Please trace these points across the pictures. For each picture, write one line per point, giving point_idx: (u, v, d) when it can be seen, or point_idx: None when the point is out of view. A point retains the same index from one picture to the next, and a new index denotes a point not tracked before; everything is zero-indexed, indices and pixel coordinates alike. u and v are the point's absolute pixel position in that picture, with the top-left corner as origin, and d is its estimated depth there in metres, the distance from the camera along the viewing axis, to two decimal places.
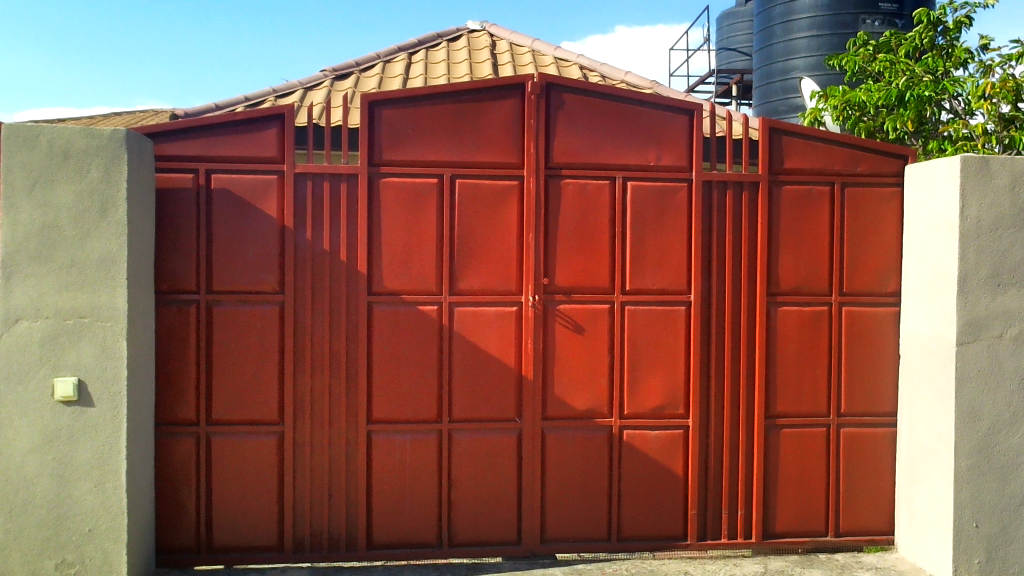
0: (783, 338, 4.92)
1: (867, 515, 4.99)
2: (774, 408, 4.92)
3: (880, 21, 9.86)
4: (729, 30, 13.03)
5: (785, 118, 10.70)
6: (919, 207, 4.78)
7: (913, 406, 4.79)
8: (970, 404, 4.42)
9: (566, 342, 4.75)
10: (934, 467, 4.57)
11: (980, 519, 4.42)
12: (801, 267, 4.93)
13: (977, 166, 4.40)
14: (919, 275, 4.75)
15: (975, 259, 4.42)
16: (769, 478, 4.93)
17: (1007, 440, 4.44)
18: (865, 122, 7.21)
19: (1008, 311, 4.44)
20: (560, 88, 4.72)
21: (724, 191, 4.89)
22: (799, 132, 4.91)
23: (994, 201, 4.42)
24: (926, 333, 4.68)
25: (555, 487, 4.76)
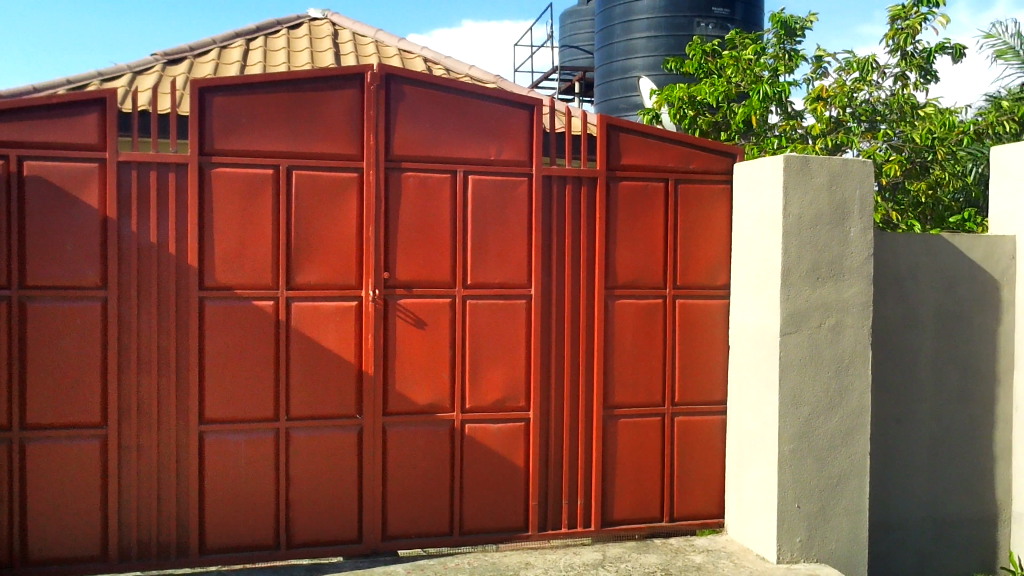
0: (620, 330, 5.04)
1: (699, 500, 5.18)
2: (612, 399, 5.03)
3: (713, 24, 10.39)
4: (572, 28, 13.31)
5: (625, 116, 10.99)
6: (746, 204, 5.00)
7: (740, 394, 5.01)
8: (792, 391, 4.66)
9: (406, 336, 4.70)
10: (760, 452, 4.80)
11: (802, 500, 4.68)
12: (637, 261, 5.06)
13: (798, 165, 4.64)
14: (747, 269, 4.97)
15: (796, 253, 4.66)
16: (607, 468, 5.04)
17: (826, 424, 4.73)
18: (704, 119, 7.58)
19: (826, 303, 4.72)
20: (400, 80, 4.66)
21: (563, 186, 4.95)
22: (635, 129, 5.03)
23: (813, 198, 4.69)
24: (752, 325, 4.90)
25: (396, 483, 4.71)
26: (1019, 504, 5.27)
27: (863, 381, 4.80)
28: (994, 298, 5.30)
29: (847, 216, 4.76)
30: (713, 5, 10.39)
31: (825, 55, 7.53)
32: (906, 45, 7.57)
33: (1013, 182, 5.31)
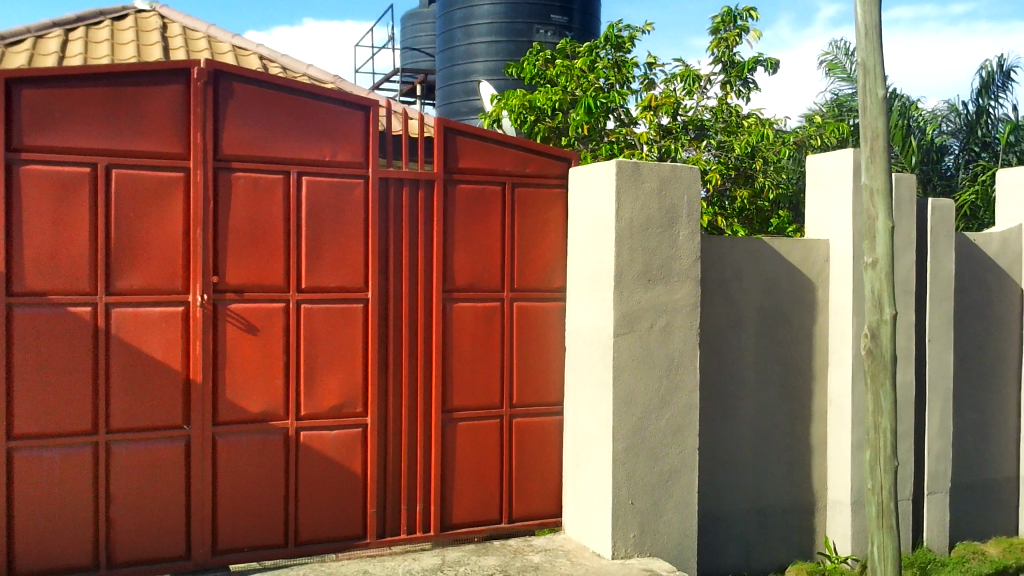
0: (458, 333, 5.04)
1: (537, 500, 5.24)
2: (451, 402, 5.02)
3: (551, 32, 10.58)
4: (413, 30, 13.26)
5: (465, 120, 11.04)
6: (580, 208, 5.10)
7: (576, 394, 5.11)
8: (626, 391, 4.79)
9: (237, 343, 4.54)
10: (594, 451, 4.90)
11: (635, 496, 4.82)
12: (475, 264, 5.07)
13: (630, 170, 4.78)
14: (582, 271, 5.06)
15: (628, 256, 4.79)
16: (446, 471, 5.02)
17: (657, 422, 4.88)
18: (541, 125, 7.72)
19: (657, 304, 4.88)
20: (229, 76, 4.49)
21: (400, 188, 4.90)
22: (471, 133, 5.05)
23: (645, 203, 4.84)
24: (587, 326, 5.00)
25: (227, 495, 4.53)
26: (834, 492, 5.61)
27: (691, 379, 5.00)
28: (810, 299, 5.63)
29: (676, 220, 4.94)
30: (551, 13, 10.59)
31: (655, 65, 7.80)
32: (728, 56, 7.94)
33: (825, 189, 5.67)
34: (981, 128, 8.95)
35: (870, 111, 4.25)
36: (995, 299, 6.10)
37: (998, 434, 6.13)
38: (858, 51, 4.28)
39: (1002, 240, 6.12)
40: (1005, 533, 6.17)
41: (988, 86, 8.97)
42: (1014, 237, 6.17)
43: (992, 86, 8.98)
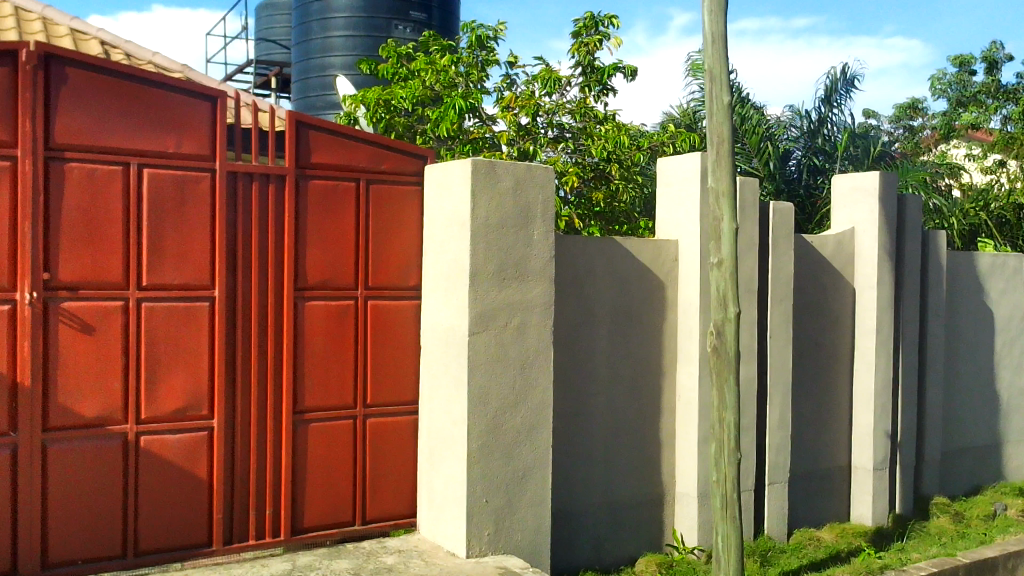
0: (309, 332, 4.91)
1: (391, 500, 5.18)
2: (302, 403, 4.89)
3: (410, 28, 10.51)
4: (267, 21, 12.90)
5: (322, 114, 10.82)
6: (435, 205, 5.06)
7: (430, 393, 5.07)
8: (480, 389, 4.79)
9: (70, 343, 4.28)
10: (449, 449, 4.88)
11: (489, 495, 4.82)
12: (327, 261, 4.95)
13: (485, 168, 4.78)
14: (437, 270, 5.03)
15: (483, 255, 4.79)
16: (296, 474, 4.89)
17: (511, 420, 4.91)
18: (399, 121, 7.66)
19: (511, 303, 4.91)
20: (62, 61, 4.23)
21: (249, 182, 4.74)
22: (324, 127, 4.93)
23: (499, 201, 4.85)
24: (442, 324, 4.97)
25: (60, 504, 4.27)
26: (681, 485, 5.79)
27: (545, 376, 5.05)
28: (659, 297, 5.78)
29: (530, 219, 4.98)
30: (410, 9, 10.52)
31: (516, 65, 7.85)
32: (588, 61, 8.07)
33: (674, 191, 5.84)
34: (821, 136, 9.42)
35: (717, 117, 4.42)
36: (829, 298, 6.43)
37: (831, 426, 6.47)
38: (705, 58, 4.43)
39: (836, 243, 6.46)
40: (838, 519, 6.52)
41: (831, 94, 9.46)
42: (847, 240, 6.53)
43: (834, 94, 9.48)
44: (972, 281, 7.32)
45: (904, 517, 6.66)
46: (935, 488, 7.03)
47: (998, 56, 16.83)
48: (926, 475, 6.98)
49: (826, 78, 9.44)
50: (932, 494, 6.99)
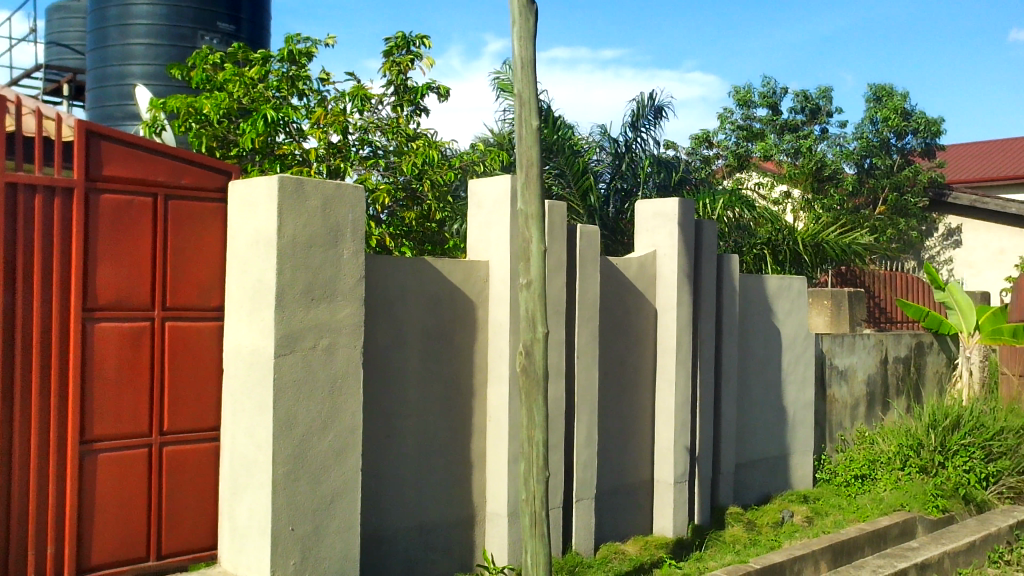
0: (99, 356, 4.60)
1: (190, 533, 4.90)
2: (90, 432, 4.56)
3: (218, 39, 10.16)
4: (59, 24, 12.12)
5: (120, 125, 10.25)
6: (239, 223, 4.87)
7: (234, 418, 4.85)
8: (286, 413, 4.63)
9: None
10: (253, 477, 4.68)
11: (295, 522, 4.66)
12: (120, 280, 4.66)
13: (293, 186, 4.64)
14: (241, 289, 4.84)
15: (290, 275, 4.65)
16: (83, 509, 4.54)
17: (318, 444, 4.77)
18: (205, 133, 7.36)
19: (319, 324, 4.79)
20: None
21: (32, 195, 4.40)
22: (118, 138, 4.65)
23: (308, 220, 4.72)
24: (246, 346, 4.78)
25: None
26: (492, 504, 5.83)
27: (354, 398, 4.95)
28: (470, 319, 5.81)
29: (340, 239, 4.89)
30: (218, 20, 10.18)
31: (328, 81, 7.73)
32: (400, 80, 8.05)
33: (486, 212, 5.89)
34: (626, 162, 9.85)
35: (525, 141, 4.50)
36: (632, 319, 6.68)
37: (634, 443, 6.71)
38: (514, 83, 4.51)
39: (639, 265, 6.72)
40: (641, 533, 6.74)
41: (638, 119, 9.86)
42: (649, 263, 6.81)
43: (642, 119, 9.89)
44: (761, 302, 7.80)
45: (702, 528, 6.97)
46: (730, 498, 7.41)
47: (774, 95, 18.14)
48: (722, 486, 7.34)
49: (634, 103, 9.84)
50: (727, 504, 7.36)
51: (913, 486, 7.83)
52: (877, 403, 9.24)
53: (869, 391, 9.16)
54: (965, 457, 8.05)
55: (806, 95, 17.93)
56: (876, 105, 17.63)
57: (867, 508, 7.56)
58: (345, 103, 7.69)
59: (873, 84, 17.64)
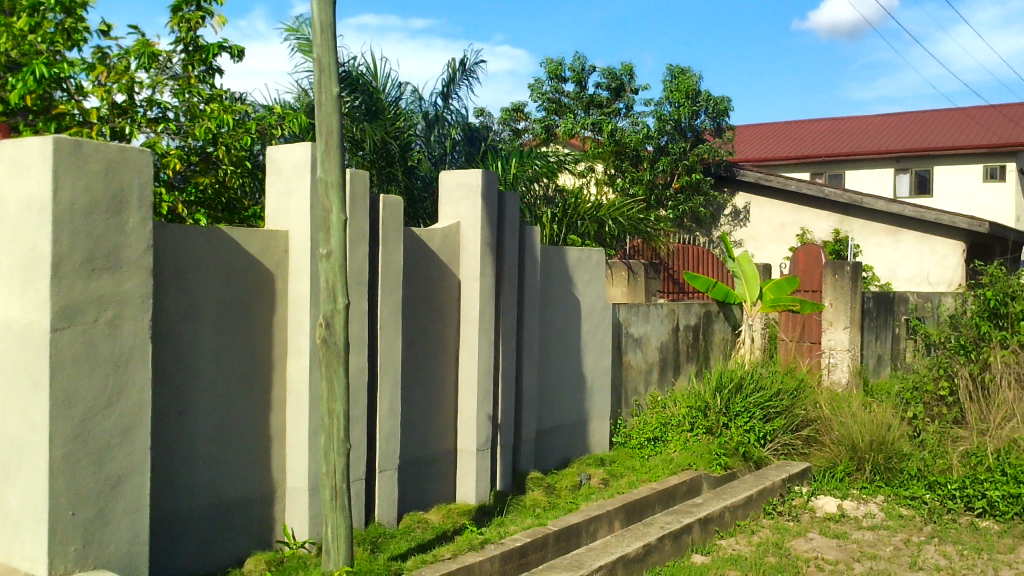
0: None
1: None
2: None
3: None
4: None
5: None
6: (8, 186, 4.48)
7: (4, 398, 4.48)
8: (66, 392, 4.33)
9: None
10: (27, 460, 4.36)
11: (76, 507, 4.38)
12: None
13: (70, 148, 4.32)
14: (11, 258, 4.46)
15: (68, 244, 4.34)
16: None
17: (102, 423, 4.50)
18: None
19: (102, 296, 4.50)
20: None
21: None
22: None
23: (88, 184, 4.41)
24: (19, 320, 4.42)
25: None
26: (292, 479, 5.71)
27: (142, 374, 4.70)
28: (268, 290, 5.64)
29: (124, 205, 4.61)
30: None
31: (110, 36, 7.25)
32: (190, 38, 7.66)
33: (285, 181, 5.72)
34: (436, 130, 9.75)
35: (326, 108, 4.40)
36: (435, 290, 6.69)
37: (436, 413, 6.74)
38: (314, 48, 4.38)
39: (443, 236, 6.73)
40: (444, 501, 6.81)
41: (450, 86, 9.70)
42: (453, 233, 6.82)
43: (455, 87, 9.73)
44: (563, 273, 8.04)
45: (503, 494, 7.11)
46: (530, 464, 7.60)
47: (583, 71, 18.60)
48: (523, 453, 7.52)
49: (447, 69, 9.70)
50: (528, 470, 7.55)
51: (699, 446, 8.32)
52: (669, 369, 9.72)
53: (662, 358, 9.63)
54: (746, 417, 8.65)
55: (613, 72, 18.51)
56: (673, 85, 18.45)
57: (658, 469, 7.98)
58: (130, 60, 7.24)
59: (671, 65, 18.49)
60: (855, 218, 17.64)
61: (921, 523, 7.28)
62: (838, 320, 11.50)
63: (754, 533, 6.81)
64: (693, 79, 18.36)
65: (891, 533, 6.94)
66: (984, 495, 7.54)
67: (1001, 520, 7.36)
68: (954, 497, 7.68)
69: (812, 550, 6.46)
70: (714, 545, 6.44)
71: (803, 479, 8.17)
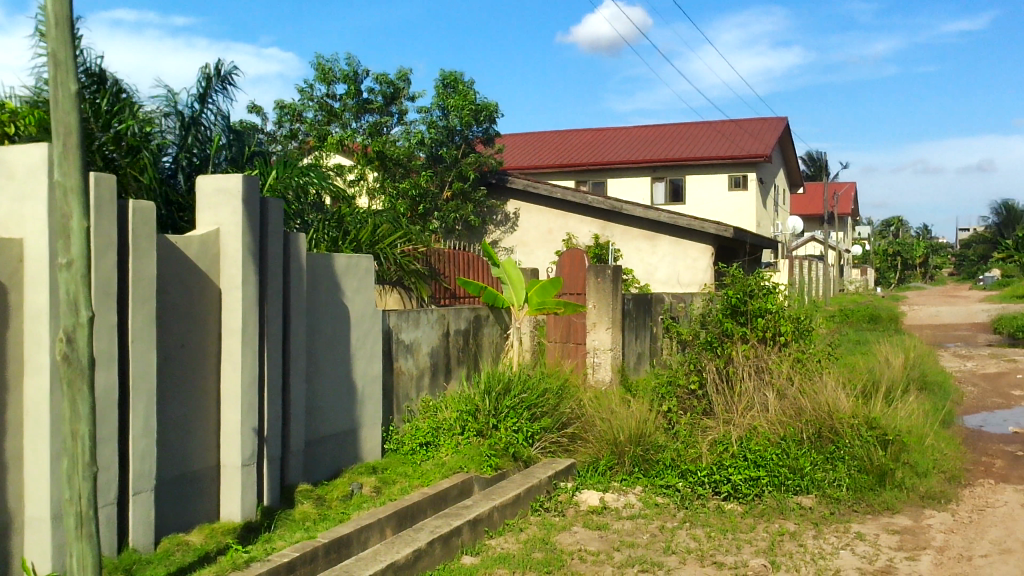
0: None
1: None
2: None
3: None
4: None
5: None
6: None
7: None
8: None
9: None
10: None
11: None
12: None
13: None
14: None
15: None
16: None
17: None
18: None
19: None
20: None
21: None
22: None
23: None
24: None
25: None
26: (32, 508, 5.25)
27: None
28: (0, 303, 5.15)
29: None
30: None
31: None
32: None
33: (18, 185, 5.26)
34: (191, 134, 8.93)
35: (62, 106, 4.07)
36: (193, 299, 6.39)
37: (196, 428, 6.43)
38: (47, 41, 4.04)
39: (201, 243, 6.43)
40: (207, 520, 6.50)
41: (207, 90, 9.28)
42: (212, 241, 6.53)
43: (211, 92, 9.33)
44: (329, 280, 7.91)
45: (271, 509, 6.88)
46: (299, 476, 7.40)
47: (355, 74, 18.42)
48: (292, 465, 7.30)
49: (201, 76, 9.29)
50: (297, 482, 7.34)
51: (470, 449, 8.45)
52: (440, 374, 9.80)
53: (433, 363, 9.69)
54: (515, 418, 8.89)
55: (387, 75, 18.40)
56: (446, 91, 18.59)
57: (430, 473, 8.01)
58: None
59: (444, 71, 18.56)
60: (616, 224, 18.57)
61: (674, 510, 7.77)
62: (601, 320, 11.98)
63: (522, 530, 7.00)
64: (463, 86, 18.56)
65: (647, 521, 7.34)
66: (729, 480, 8.16)
67: (744, 501, 8.00)
68: (703, 483, 8.24)
69: (576, 542, 6.73)
70: (483, 545, 6.56)
71: (569, 475, 8.49)
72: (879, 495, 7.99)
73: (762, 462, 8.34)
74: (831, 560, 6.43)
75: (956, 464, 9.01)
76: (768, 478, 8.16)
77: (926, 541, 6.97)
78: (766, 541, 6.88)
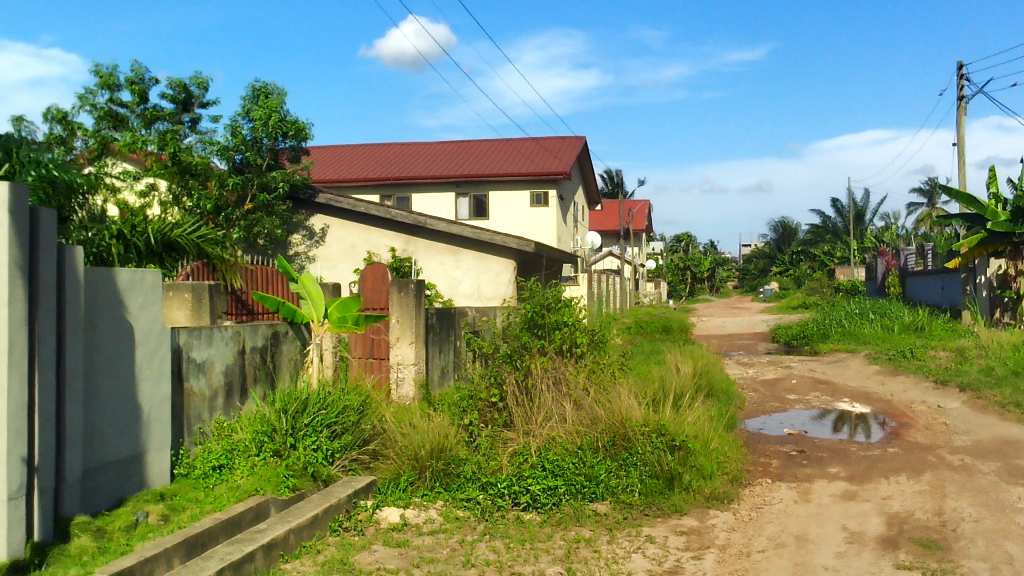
0: None
1: None
2: None
3: None
4: None
5: None
6: None
7: None
8: None
9: None
10: None
11: None
12: None
13: None
14: None
15: None
16: None
17: None
18: None
19: None
20: None
21: None
22: None
23: None
24: None
25: None
26: None
27: None
28: None
29: None
30: None
31: None
32: None
33: None
34: None
35: None
36: None
37: None
38: None
39: None
40: None
41: None
42: None
43: None
44: (110, 297, 7.42)
45: (43, 545, 6.33)
46: (75, 507, 6.85)
47: (142, 82, 17.48)
48: (67, 497, 6.76)
49: None
50: (73, 515, 6.80)
51: (267, 470, 8.15)
52: (234, 394, 9.39)
53: (227, 382, 9.27)
54: (313, 437, 8.66)
55: (178, 82, 17.59)
56: (253, 102, 18.43)
57: (223, 498, 7.65)
58: None
59: (252, 83, 18.33)
60: (419, 239, 18.55)
61: (474, 523, 7.80)
62: (404, 335, 11.89)
63: (319, 552, 6.80)
64: (272, 98, 18.42)
65: (447, 535, 7.33)
66: (528, 490, 8.29)
67: (542, 511, 8.14)
68: (503, 495, 8.31)
69: (375, 561, 6.62)
70: (277, 570, 6.31)
71: (368, 493, 8.34)
72: (669, 499, 8.37)
73: (559, 471, 8.55)
74: (623, 564, 6.65)
75: (737, 466, 9.56)
76: (565, 486, 8.36)
77: (710, 540, 7.34)
78: (562, 549, 7.03)
